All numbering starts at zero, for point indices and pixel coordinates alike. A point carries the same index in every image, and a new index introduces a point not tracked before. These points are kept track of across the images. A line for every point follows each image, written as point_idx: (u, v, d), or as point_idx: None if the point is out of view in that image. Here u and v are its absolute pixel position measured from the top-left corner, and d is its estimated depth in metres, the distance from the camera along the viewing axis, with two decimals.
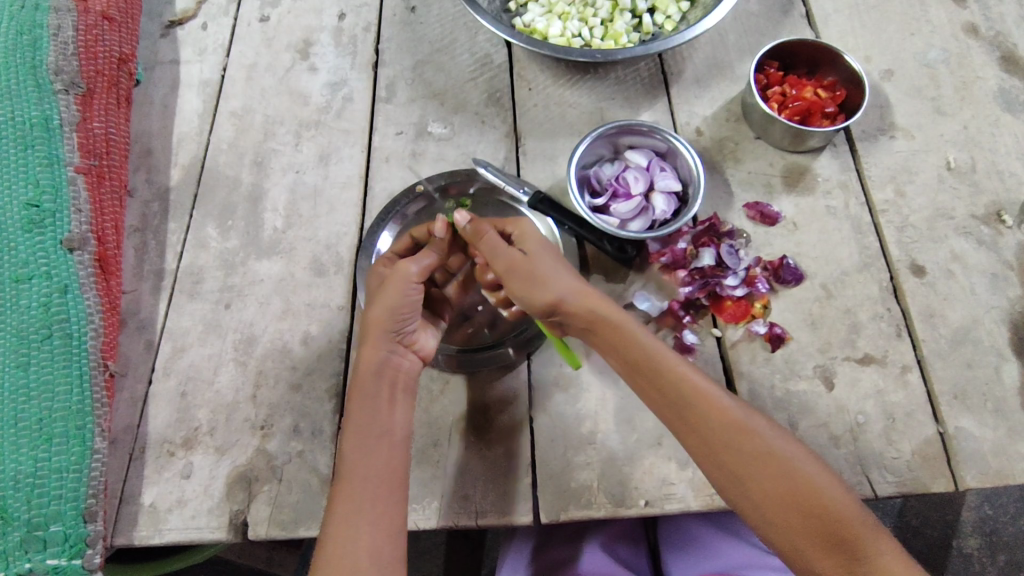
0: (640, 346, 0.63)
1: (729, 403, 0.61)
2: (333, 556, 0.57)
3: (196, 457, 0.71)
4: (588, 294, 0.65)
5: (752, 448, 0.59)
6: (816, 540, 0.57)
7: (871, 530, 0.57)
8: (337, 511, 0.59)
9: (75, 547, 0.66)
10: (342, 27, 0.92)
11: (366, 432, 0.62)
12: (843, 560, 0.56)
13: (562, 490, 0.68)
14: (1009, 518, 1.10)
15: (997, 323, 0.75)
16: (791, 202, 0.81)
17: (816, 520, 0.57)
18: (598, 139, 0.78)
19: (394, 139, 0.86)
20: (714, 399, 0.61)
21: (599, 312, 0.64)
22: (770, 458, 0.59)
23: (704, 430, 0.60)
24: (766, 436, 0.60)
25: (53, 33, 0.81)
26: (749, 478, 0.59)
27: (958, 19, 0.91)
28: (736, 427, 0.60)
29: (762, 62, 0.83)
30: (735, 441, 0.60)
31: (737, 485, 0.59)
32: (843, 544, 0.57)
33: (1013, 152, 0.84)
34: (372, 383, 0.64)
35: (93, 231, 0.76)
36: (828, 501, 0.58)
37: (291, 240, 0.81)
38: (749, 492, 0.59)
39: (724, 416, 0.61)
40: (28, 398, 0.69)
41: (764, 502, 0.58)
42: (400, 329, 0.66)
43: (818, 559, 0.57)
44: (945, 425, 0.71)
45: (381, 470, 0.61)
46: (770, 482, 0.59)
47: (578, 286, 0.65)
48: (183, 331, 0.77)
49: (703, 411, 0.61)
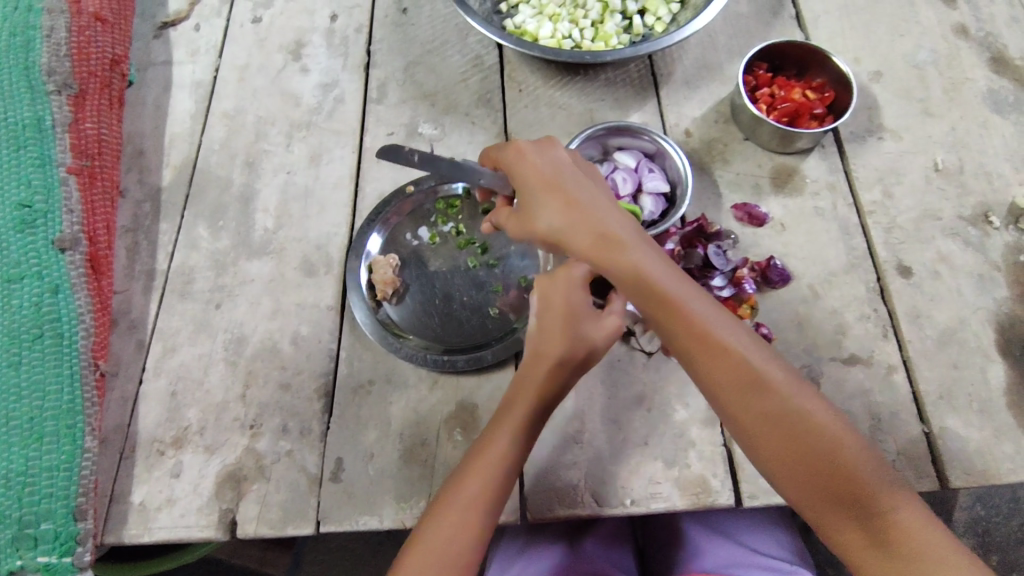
0: (640, 282, 0.58)
1: (748, 353, 0.57)
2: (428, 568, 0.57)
3: (185, 456, 0.72)
4: (582, 235, 0.59)
5: (757, 402, 0.56)
6: (827, 494, 0.55)
7: (890, 489, 0.54)
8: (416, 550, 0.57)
9: (65, 545, 0.66)
10: (335, 29, 0.93)
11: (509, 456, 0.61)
12: (857, 516, 0.54)
13: (549, 489, 0.69)
14: (1001, 519, 1.11)
15: (984, 323, 0.76)
16: (779, 204, 0.82)
17: (824, 474, 0.55)
18: (587, 140, 0.78)
19: (385, 140, 0.86)
20: (726, 349, 0.57)
21: (593, 248, 0.59)
22: (777, 408, 0.56)
23: (711, 380, 0.58)
24: (775, 385, 0.57)
25: (46, 34, 0.82)
26: (752, 425, 0.57)
27: (947, 20, 0.91)
28: (750, 380, 0.57)
29: (751, 64, 0.84)
30: (749, 397, 0.57)
31: (740, 430, 0.58)
32: (854, 500, 0.54)
33: (1001, 153, 0.84)
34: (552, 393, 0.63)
35: (84, 231, 0.77)
36: (839, 453, 0.55)
37: (282, 240, 0.81)
38: (750, 437, 0.57)
39: (739, 367, 0.57)
40: (19, 397, 0.69)
41: (771, 456, 0.57)
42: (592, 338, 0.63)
43: (829, 513, 0.55)
44: (930, 425, 0.71)
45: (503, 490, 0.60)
46: (779, 436, 0.56)
47: (569, 231, 0.60)
48: (173, 330, 0.77)
49: (702, 358, 0.57)
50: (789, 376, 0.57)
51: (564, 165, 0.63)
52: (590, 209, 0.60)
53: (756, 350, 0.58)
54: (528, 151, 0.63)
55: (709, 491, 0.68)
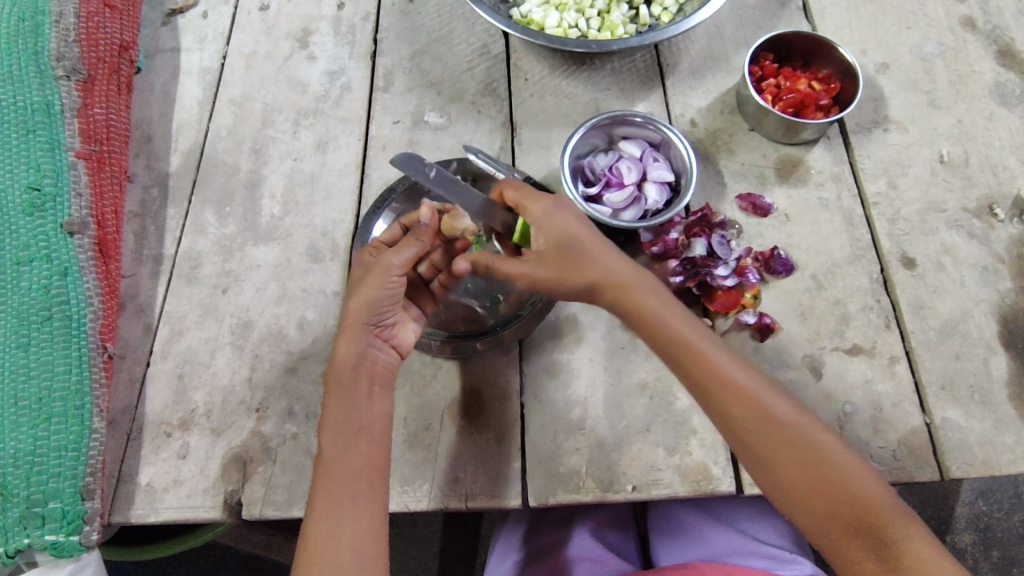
0: (669, 335, 0.62)
1: (768, 395, 0.61)
2: (315, 550, 0.59)
3: (192, 438, 0.72)
4: (614, 282, 0.63)
5: (784, 440, 0.60)
6: (845, 526, 0.59)
7: (899, 516, 0.59)
8: (319, 509, 0.60)
9: (73, 524, 0.67)
10: (341, 17, 0.93)
11: (345, 426, 0.62)
12: (870, 544, 0.58)
13: (551, 475, 0.70)
14: (1002, 514, 1.11)
15: (987, 315, 0.76)
16: (784, 194, 0.82)
17: (842, 507, 0.59)
18: (592, 129, 0.78)
19: (391, 128, 0.86)
20: (750, 394, 0.61)
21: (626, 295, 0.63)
22: (799, 447, 0.60)
23: (738, 424, 0.60)
24: (794, 424, 0.60)
25: (55, 19, 0.82)
26: (777, 467, 0.60)
27: (954, 12, 0.91)
28: (771, 422, 0.60)
29: (757, 54, 0.84)
30: (772, 436, 0.60)
31: (762, 473, 0.60)
32: (870, 528, 0.58)
33: (1007, 146, 0.84)
34: (349, 377, 0.64)
35: (93, 215, 0.77)
36: (852, 485, 0.59)
37: (288, 226, 0.82)
38: (776, 480, 0.60)
39: (761, 409, 0.60)
40: (28, 377, 0.70)
41: (790, 492, 0.60)
42: (378, 323, 0.65)
43: (846, 543, 0.59)
44: (931, 415, 0.72)
45: (359, 465, 0.62)
46: (800, 472, 0.59)
47: (607, 278, 0.63)
48: (181, 315, 0.78)
49: (734, 405, 0.60)
50: (804, 414, 0.61)
51: (577, 215, 0.66)
52: (611, 253, 0.64)
53: (773, 391, 0.62)
54: (549, 197, 0.65)
55: (710, 479, 0.69)
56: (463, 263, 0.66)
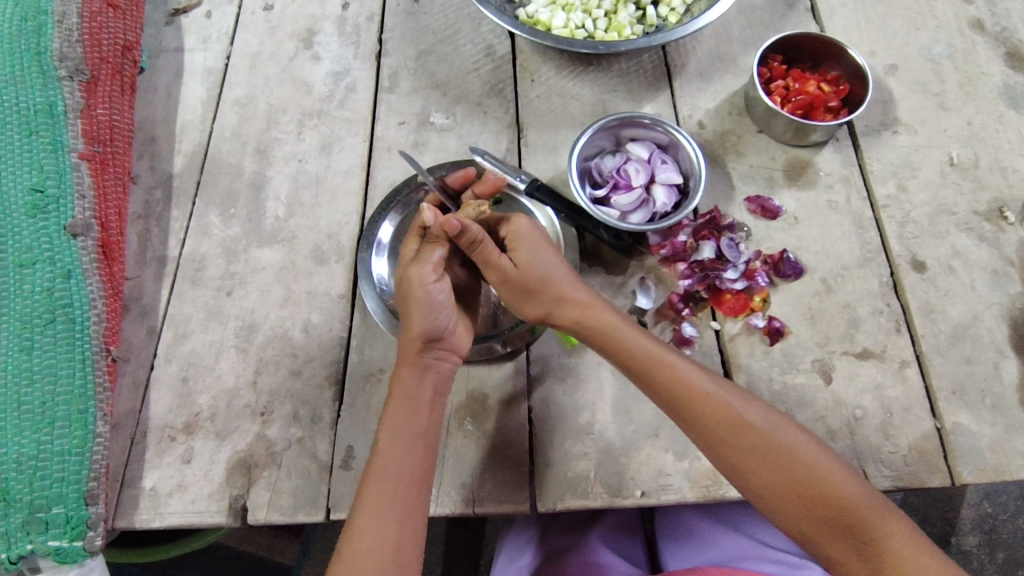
0: (632, 349, 0.64)
1: (730, 400, 0.63)
2: (357, 545, 0.59)
3: (196, 443, 0.72)
4: (577, 300, 0.66)
5: (749, 443, 0.61)
6: (824, 526, 0.60)
7: (880, 513, 0.60)
8: (368, 506, 0.60)
9: (76, 530, 0.66)
10: (346, 17, 0.92)
11: (406, 429, 0.63)
12: (851, 543, 0.59)
13: (559, 479, 0.69)
14: (1007, 516, 1.11)
15: (997, 319, 0.75)
16: (793, 196, 0.81)
17: (819, 508, 0.60)
18: (600, 131, 0.78)
19: (396, 129, 0.86)
20: (711, 399, 0.62)
21: (583, 313, 0.65)
22: (767, 451, 0.61)
23: (703, 429, 0.62)
24: (761, 427, 0.62)
25: (58, 19, 0.81)
26: (749, 470, 0.61)
27: (963, 13, 0.91)
28: (735, 427, 0.62)
29: (766, 56, 0.83)
30: (736, 440, 0.61)
31: (737, 477, 0.62)
32: (850, 530, 0.59)
33: (1017, 148, 0.83)
34: (413, 382, 0.65)
35: (96, 217, 0.77)
36: (830, 486, 0.60)
37: (293, 228, 0.81)
38: (752, 483, 0.61)
39: (723, 416, 0.62)
40: (31, 381, 0.69)
41: (765, 495, 0.61)
42: (439, 336, 0.65)
43: (827, 542, 0.60)
44: (942, 420, 0.71)
45: (413, 471, 0.62)
46: (770, 474, 0.61)
47: (573, 297, 0.66)
48: (185, 317, 0.77)
49: (700, 412, 0.62)
50: (771, 417, 0.63)
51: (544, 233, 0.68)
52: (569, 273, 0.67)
53: (734, 395, 0.63)
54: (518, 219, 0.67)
55: (719, 484, 0.68)
56: (454, 220, 0.62)
